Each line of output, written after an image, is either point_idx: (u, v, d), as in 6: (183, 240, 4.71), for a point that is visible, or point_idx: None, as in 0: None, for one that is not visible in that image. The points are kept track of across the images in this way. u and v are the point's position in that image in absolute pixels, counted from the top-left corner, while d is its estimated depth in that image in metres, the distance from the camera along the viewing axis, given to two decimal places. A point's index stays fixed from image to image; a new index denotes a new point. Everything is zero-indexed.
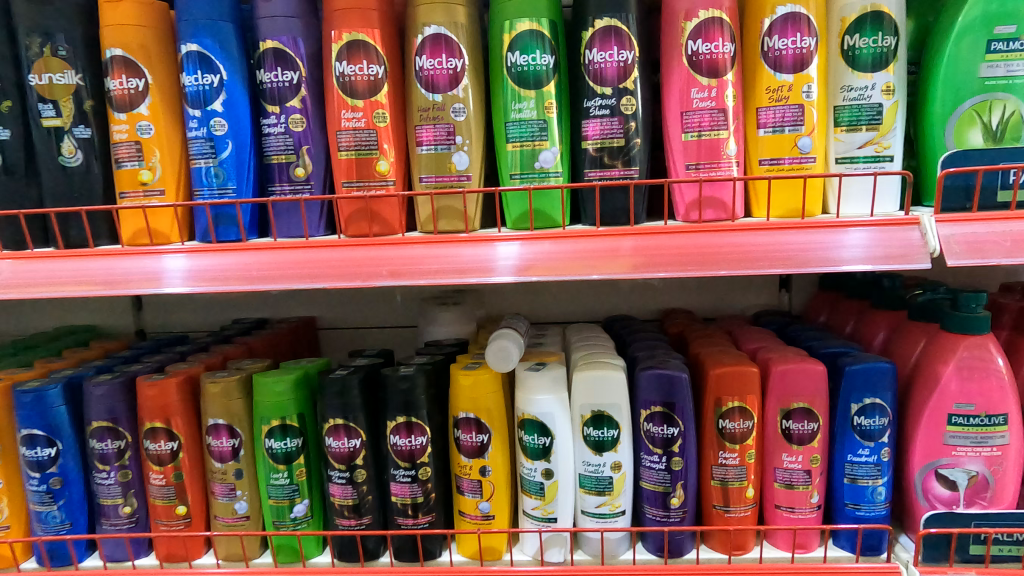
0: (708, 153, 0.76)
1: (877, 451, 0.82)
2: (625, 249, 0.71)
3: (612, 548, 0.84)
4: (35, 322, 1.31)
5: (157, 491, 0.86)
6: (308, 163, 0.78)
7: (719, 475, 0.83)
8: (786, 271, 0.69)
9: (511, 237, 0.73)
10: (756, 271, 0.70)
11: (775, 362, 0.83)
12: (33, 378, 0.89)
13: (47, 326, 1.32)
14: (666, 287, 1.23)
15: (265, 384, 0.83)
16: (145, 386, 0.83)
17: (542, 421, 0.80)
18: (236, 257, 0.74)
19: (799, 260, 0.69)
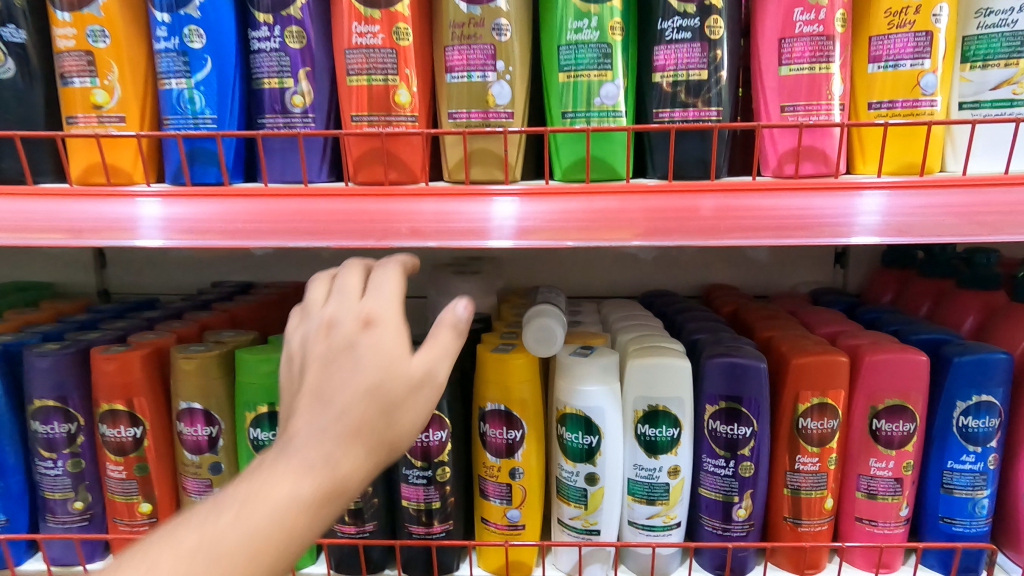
0: (809, 91, 0.61)
1: (984, 457, 0.69)
2: (706, 209, 0.57)
3: (663, 565, 0.71)
4: None
5: (115, 485, 0.71)
6: (308, 91, 0.63)
7: (793, 483, 0.70)
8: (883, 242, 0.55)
9: (509, 190, 0.58)
10: (857, 240, 0.55)
11: (866, 351, 0.69)
12: None
13: None
14: (707, 260, 1.09)
15: (250, 363, 0.68)
16: (101, 360, 0.68)
17: (588, 417, 0.67)
18: (214, 204, 0.58)
19: (886, 227, 0.55)
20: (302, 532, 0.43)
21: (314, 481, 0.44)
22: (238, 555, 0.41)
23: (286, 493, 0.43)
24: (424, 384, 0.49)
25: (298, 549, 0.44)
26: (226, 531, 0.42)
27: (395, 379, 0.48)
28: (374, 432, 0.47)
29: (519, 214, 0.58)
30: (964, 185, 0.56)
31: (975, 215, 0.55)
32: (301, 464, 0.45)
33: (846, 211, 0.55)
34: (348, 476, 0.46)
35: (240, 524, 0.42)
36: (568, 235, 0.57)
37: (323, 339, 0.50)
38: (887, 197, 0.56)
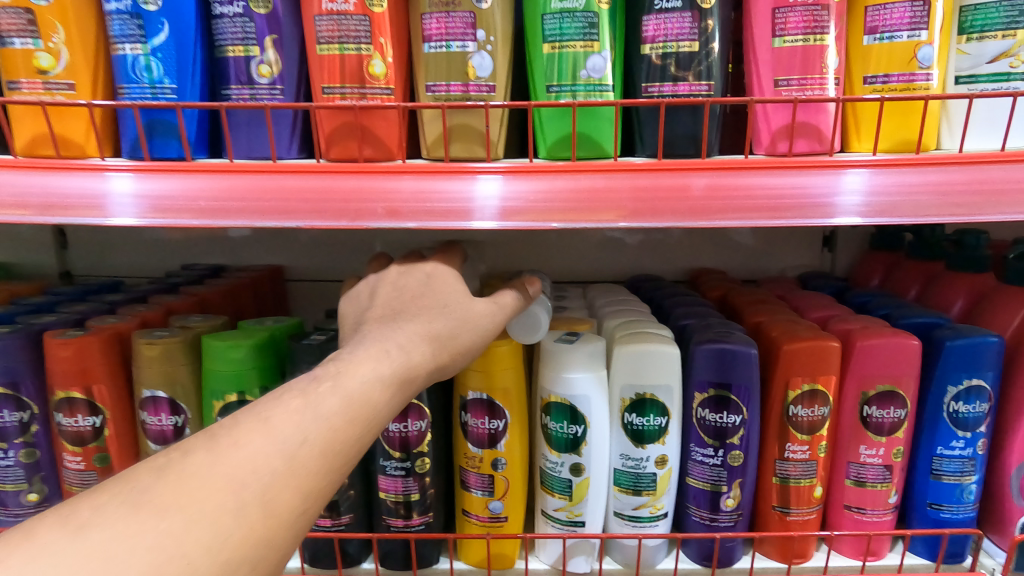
0: (804, 65, 0.59)
1: (973, 443, 0.68)
2: (697, 187, 0.54)
3: (649, 557, 0.69)
4: None
5: (73, 477, 0.67)
6: (275, 60, 0.59)
7: (782, 471, 0.68)
8: (863, 223, 0.53)
9: (492, 168, 0.55)
10: (840, 221, 0.53)
11: (858, 336, 0.67)
12: None
13: None
14: (695, 244, 1.07)
15: (218, 350, 0.65)
16: (56, 345, 0.64)
17: (573, 405, 0.64)
18: (173, 180, 0.54)
19: (868, 207, 0.53)
20: (382, 411, 0.46)
21: (396, 364, 0.48)
22: (340, 415, 0.43)
23: (371, 373, 0.46)
24: (479, 317, 0.56)
25: (376, 431, 0.45)
26: (327, 397, 0.43)
27: (459, 307, 0.55)
28: (442, 342, 0.52)
29: (502, 193, 0.54)
30: (962, 163, 0.53)
31: (970, 192, 0.53)
32: (379, 353, 0.48)
33: (828, 190, 0.53)
34: (420, 370, 0.50)
35: (341, 390, 0.44)
36: (553, 216, 0.54)
37: (389, 283, 0.57)
38: (866, 174, 0.54)
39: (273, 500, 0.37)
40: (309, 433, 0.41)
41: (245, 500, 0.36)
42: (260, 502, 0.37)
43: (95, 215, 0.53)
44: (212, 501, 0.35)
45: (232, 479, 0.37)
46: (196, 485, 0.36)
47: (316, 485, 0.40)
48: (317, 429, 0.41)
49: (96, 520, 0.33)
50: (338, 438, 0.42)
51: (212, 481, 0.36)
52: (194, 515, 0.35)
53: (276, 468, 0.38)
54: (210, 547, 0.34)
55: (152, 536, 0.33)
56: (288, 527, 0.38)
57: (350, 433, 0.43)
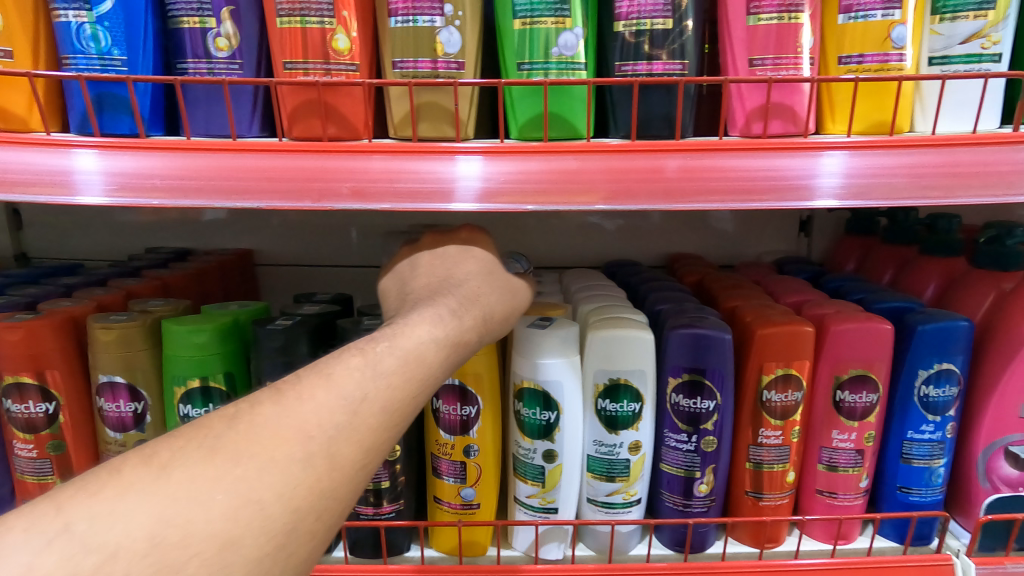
0: (778, 44, 0.58)
1: (942, 427, 0.68)
2: (670, 168, 0.53)
3: (622, 543, 0.69)
4: None
5: (25, 465, 0.65)
6: (233, 33, 0.57)
7: (755, 457, 0.68)
8: (841, 205, 0.52)
9: (473, 148, 0.54)
10: (819, 204, 0.52)
11: (832, 320, 0.67)
12: None
13: None
14: (672, 229, 1.06)
15: (177, 335, 0.62)
16: (3, 329, 0.61)
17: (546, 392, 0.63)
18: (125, 157, 0.52)
19: (846, 189, 0.52)
20: (439, 371, 0.46)
21: (449, 323, 0.48)
22: (397, 374, 0.42)
23: (425, 334, 0.46)
24: (517, 293, 0.58)
25: (432, 388, 0.46)
26: (386, 356, 0.43)
27: (500, 282, 0.57)
28: (491, 309, 0.54)
29: (486, 172, 0.53)
30: (932, 145, 0.53)
31: (935, 174, 0.52)
32: (433, 315, 0.48)
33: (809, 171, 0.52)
34: (471, 330, 0.50)
35: (402, 347, 0.44)
36: (528, 198, 0.52)
37: (431, 255, 0.59)
38: (846, 157, 0.53)
39: (338, 453, 0.38)
40: (372, 388, 0.41)
41: (311, 452, 0.37)
42: (325, 454, 0.37)
43: (60, 194, 0.51)
44: (280, 451, 0.36)
45: (300, 430, 0.37)
46: (267, 433, 0.37)
47: (376, 439, 0.40)
48: (377, 387, 0.41)
49: (176, 462, 0.34)
50: (397, 393, 0.42)
51: (281, 432, 0.37)
52: (264, 463, 0.35)
53: (340, 421, 0.39)
54: (280, 493, 0.35)
55: (226, 480, 0.34)
56: (350, 478, 0.39)
57: (410, 390, 0.43)
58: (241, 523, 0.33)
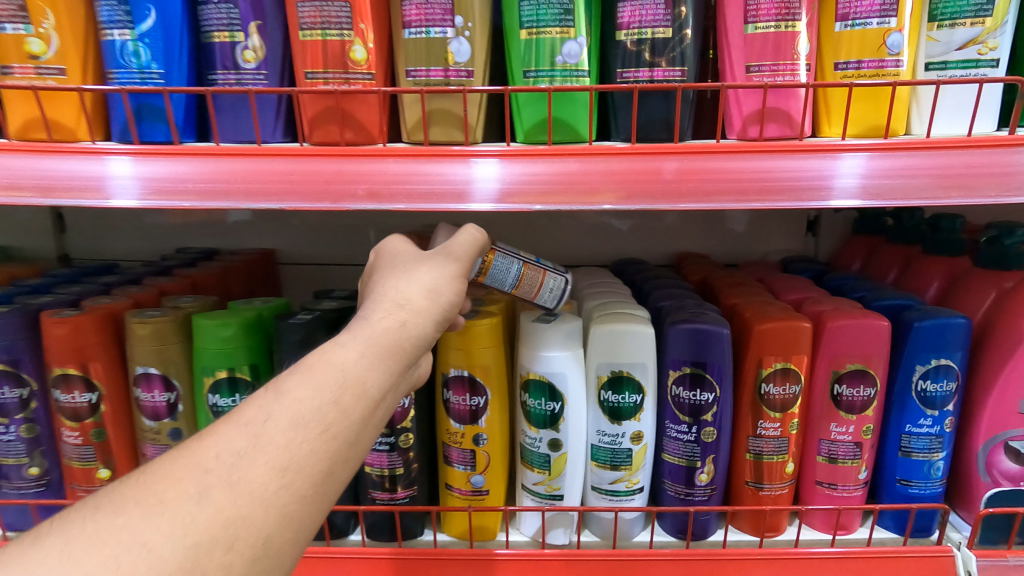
0: (775, 51, 0.60)
1: (941, 421, 0.70)
2: (669, 170, 0.56)
3: (626, 529, 0.72)
4: None
5: (71, 451, 0.70)
6: (260, 46, 0.61)
7: (754, 448, 0.70)
8: (862, 204, 0.54)
9: (489, 152, 0.57)
10: (837, 203, 0.55)
11: (829, 316, 0.69)
12: None
13: None
14: (681, 229, 1.09)
15: (206, 329, 0.67)
16: (51, 324, 0.66)
17: (551, 383, 0.66)
18: (164, 164, 0.57)
19: (866, 188, 0.55)
20: (368, 372, 0.42)
21: (371, 326, 0.45)
22: (304, 389, 0.39)
23: (341, 346, 0.42)
24: (461, 264, 0.54)
25: (370, 391, 0.41)
26: (292, 376, 0.40)
27: (438, 259, 0.53)
28: (433, 295, 0.50)
29: (501, 176, 0.57)
30: (917, 149, 0.56)
31: (924, 177, 0.55)
32: (352, 329, 0.45)
33: (828, 172, 0.55)
34: (407, 325, 0.46)
35: (309, 362, 0.41)
36: (534, 199, 0.56)
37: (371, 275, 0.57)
38: (867, 157, 0.56)
39: (243, 478, 0.34)
40: (273, 408, 0.38)
41: (206, 483, 0.33)
42: (227, 483, 0.34)
43: (94, 197, 0.55)
44: (171, 490, 0.33)
45: (194, 466, 0.34)
46: (159, 477, 0.34)
47: (292, 455, 0.36)
48: (284, 406, 0.38)
49: (56, 526, 0.31)
50: (308, 402, 0.38)
51: (173, 473, 0.34)
52: (152, 507, 0.32)
53: (241, 447, 0.35)
54: (171, 534, 0.31)
55: (106, 533, 0.31)
56: (271, 502, 0.35)
57: (325, 396, 0.39)
58: (126, 573, 0.30)
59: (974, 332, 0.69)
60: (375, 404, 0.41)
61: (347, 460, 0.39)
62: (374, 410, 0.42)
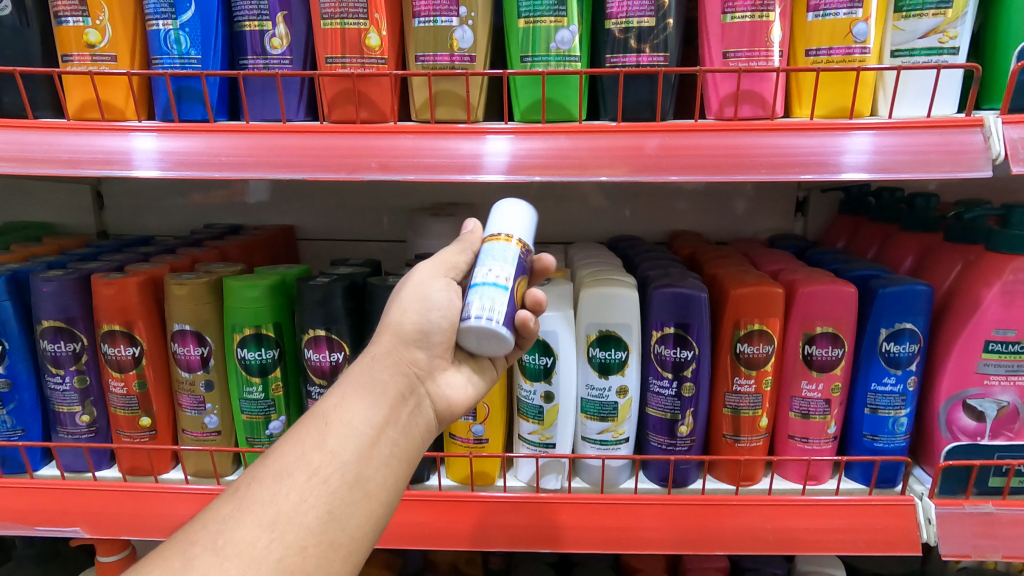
0: (751, 39, 0.66)
1: (904, 380, 0.75)
2: (650, 146, 0.64)
3: (613, 477, 0.79)
4: None
5: (118, 400, 0.78)
6: (286, 34, 0.68)
7: (732, 403, 0.77)
8: (871, 177, 0.61)
9: (502, 130, 0.65)
10: (848, 176, 0.62)
11: (801, 283, 0.75)
12: None
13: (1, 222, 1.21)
14: (676, 209, 1.15)
15: (237, 290, 0.74)
16: (101, 285, 0.74)
17: (545, 340, 0.74)
18: (204, 140, 0.65)
19: (873, 164, 0.62)
20: (340, 416, 0.56)
21: (344, 380, 0.60)
22: (282, 458, 0.53)
23: (320, 409, 0.57)
24: (433, 278, 0.64)
25: (343, 443, 0.55)
26: (280, 447, 0.55)
27: (406, 282, 0.65)
28: (397, 330, 0.63)
29: (509, 150, 0.64)
30: (875, 128, 0.62)
31: (878, 156, 0.62)
32: (334, 391, 0.59)
33: (834, 150, 0.62)
34: (376, 367, 0.60)
35: (294, 428, 0.56)
36: (536, 170, 0.63)
37: None
38: (875, 136, 0.62)
39: (231, 537, 0.48)
40: (261, 473, 0.52)
41: (192, 554, 0.47)
42: (214, 549, 0.47)
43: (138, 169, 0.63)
44: (165, 565, 0.46)
45: (184, 544, 0.48)
46: (161, 556, 0.47)
47: (269, 515, 0.50)
48: (265, 474, 0.52)
49: None
50: (289, 459, 0.53)
51: (164, 555, 0.47)
52: None
53: (226, 516, 0.49)
54: None
55: None
56: (260, 555, 0.48)
57: (304, 449, 0.54)
58: None
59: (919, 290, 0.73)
60: (354, 442, 0.55)
61: (340, 497, 0.53)
62: (355, 446, 0.55)
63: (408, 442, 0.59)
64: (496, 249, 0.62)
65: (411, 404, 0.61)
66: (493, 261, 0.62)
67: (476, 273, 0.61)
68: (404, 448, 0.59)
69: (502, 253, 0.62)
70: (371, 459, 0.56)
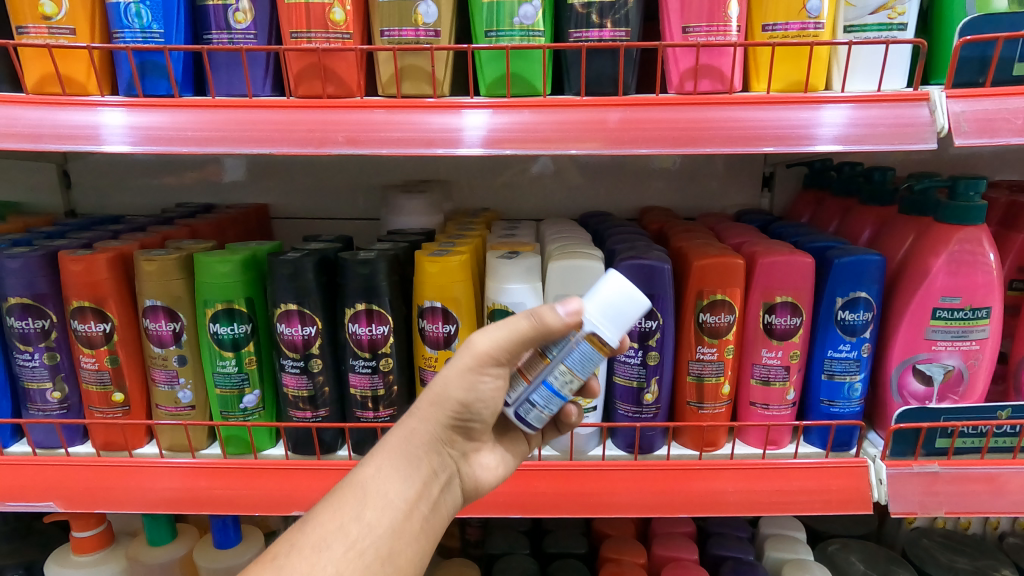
0: (710, 13, 0.67)
1: (858, 346, 0.78)
2: (612, 120, 0.65)
3: (582, 445, 0.81)
4: None
5: (89, 376, 0.78)
6: (249, 8, 0.69)
7: (696, 370, 0.79)
8: (837, 150, 0.63)
9: (479, 104, 0.66)
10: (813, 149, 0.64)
11: (761, 254, 0.78)
12: None
13: None
14: (646, 184, 1.17)
15: (208, 265, 0.75)
16: (69, 261, 0.74)
17: (513, 311, 0.77)
18: (168, 115, 0.65)
19: (832, 138, 0.64)
20: (376, 488, 0.58)
21: (382, 448, 0.60)
22: (324, 528, 0.56)
23: (361, 478, 0.58)
24: (483, 366, 0.58)
25: (382, 518, 0.57)
26: (320, 513, 0.57)
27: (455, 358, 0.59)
28: (438, 407, 0.60)
29: (483, 124, 0.65)
30: (829, 101, 0.64)
31: (831, 129, 0.64)
32: (373, 460, 0.60)
33: (793, 128, 0.64)
34: (412, 445, 0.60)
35: (334, 492, 0.58)
36: (505, 144, 0.64)
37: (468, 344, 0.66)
38: (848, 109, 0.64)
39: None
40: (302, 540, 0.55)
41: None
42: None
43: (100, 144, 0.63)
44: None
45: None
46: None
47: None
48: (307, 540, 0.55)
49: None
50: (328, 529, 0.56)
51: None
52: None
53: None
54: None
55: None
56: None
57: (341, 519, 0.56)
58: None
59: (878, 271, 0.76)
60: (390, 515, 0.57)
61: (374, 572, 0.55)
62: (390, 520, 0.57)
63: (436, 518, 0.61)
64: (580, 351, 0.57)
65: (444, 482, 0.62)
66: (574, 368, 0.58)
67: (547, 373, 0.59)
68: (433, 522, 0.61)
69: (584, 359, 0.58)
70: (404, 531, 0.58)
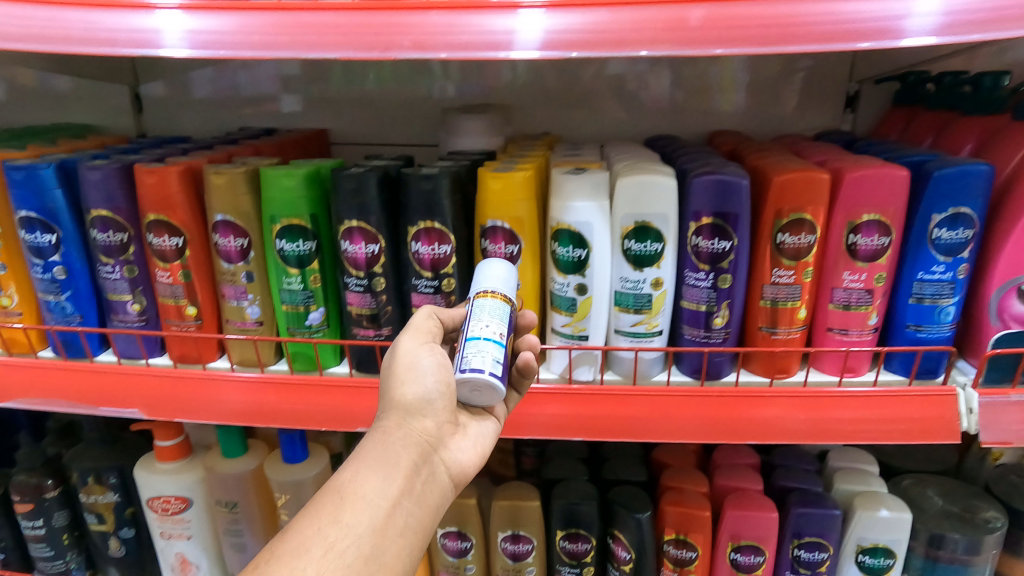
0: None
1: (953, 268, 0.73)
2: (694, 18, 0.60)
3: (645, 369, 0.80)
4: (33, 115, 1.23)
5: (165, 289, 0.80)
6: None
7: (770, 295, 0.76)
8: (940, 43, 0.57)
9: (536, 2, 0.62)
10: (909, 43, 0.58)
11: (849, 169, 0.72)
12: (28, 159, 0.83)
13: (44, 120, 1.24)
14: (718, 107, 1.10)
15: (274, 178, 0.75)
16: (144, 173, 0.76)
17: (578, 231, 0.75)
18: (233, 18, 0.63)
19: (940, 29, 0.58)
20: (354, 490, 0.57)
21: (357, 453, 0.60)
22: (302, 539, 0.54)
23: (334, 485, 0.58)
24: (421, 349, 0.65)
25: (361, 518, 0.56)
26: (297, 525, 0.55)
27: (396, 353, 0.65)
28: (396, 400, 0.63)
29: (553, 24, 0.62)
30: None
31: (942, 21, 0.57)
32: (347, 468, 0.59)
33: (899, 14, 0.58)
34: (385, 442, 0.60)
35: (311, 501, 0.57)
36: (573, 46, 0.61)
37: None
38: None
39: None
40: (280, 548, 0.53)
41: None
42: None
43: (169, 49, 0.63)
44: None
45: None
46: None
47: None
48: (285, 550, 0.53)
49: None
50: (306, 534, 0.54)
51: None
52: None
53: None
54: None
55: None
56: None
57: (319, 524, 0.55)
58: None
59: (985, 187, 0.70)
60: (372, 513, 0.56)
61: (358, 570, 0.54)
62: (372, 517, 0.56)
63: (424, 510, 0.60)
64: (488, 306, 0.64)
65: (425, 473, 0.61)
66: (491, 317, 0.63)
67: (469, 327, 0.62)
68: (420, 518, 0.59)
69: (495, 309, 0.63)
70: (388, 529, 0.57)
